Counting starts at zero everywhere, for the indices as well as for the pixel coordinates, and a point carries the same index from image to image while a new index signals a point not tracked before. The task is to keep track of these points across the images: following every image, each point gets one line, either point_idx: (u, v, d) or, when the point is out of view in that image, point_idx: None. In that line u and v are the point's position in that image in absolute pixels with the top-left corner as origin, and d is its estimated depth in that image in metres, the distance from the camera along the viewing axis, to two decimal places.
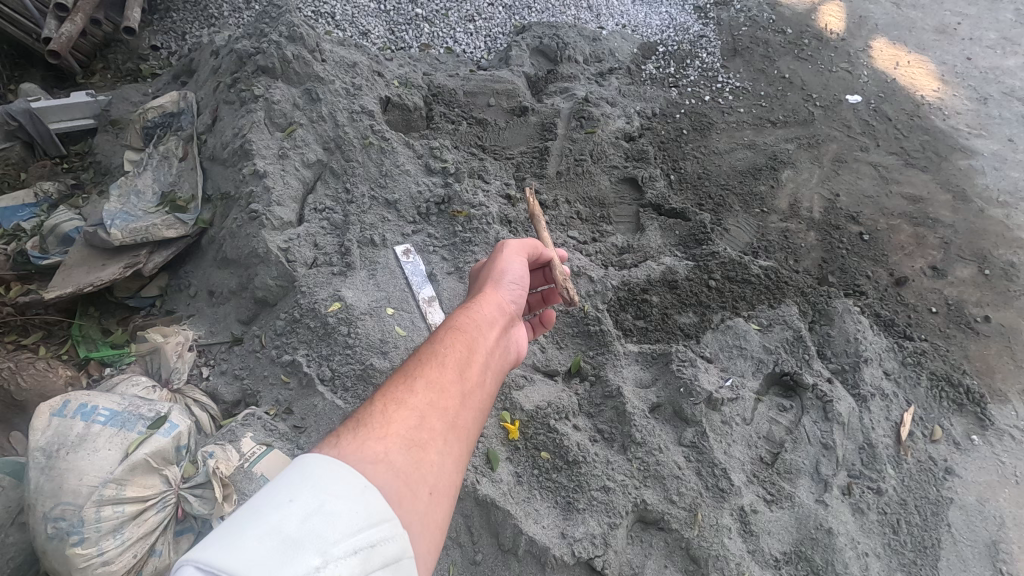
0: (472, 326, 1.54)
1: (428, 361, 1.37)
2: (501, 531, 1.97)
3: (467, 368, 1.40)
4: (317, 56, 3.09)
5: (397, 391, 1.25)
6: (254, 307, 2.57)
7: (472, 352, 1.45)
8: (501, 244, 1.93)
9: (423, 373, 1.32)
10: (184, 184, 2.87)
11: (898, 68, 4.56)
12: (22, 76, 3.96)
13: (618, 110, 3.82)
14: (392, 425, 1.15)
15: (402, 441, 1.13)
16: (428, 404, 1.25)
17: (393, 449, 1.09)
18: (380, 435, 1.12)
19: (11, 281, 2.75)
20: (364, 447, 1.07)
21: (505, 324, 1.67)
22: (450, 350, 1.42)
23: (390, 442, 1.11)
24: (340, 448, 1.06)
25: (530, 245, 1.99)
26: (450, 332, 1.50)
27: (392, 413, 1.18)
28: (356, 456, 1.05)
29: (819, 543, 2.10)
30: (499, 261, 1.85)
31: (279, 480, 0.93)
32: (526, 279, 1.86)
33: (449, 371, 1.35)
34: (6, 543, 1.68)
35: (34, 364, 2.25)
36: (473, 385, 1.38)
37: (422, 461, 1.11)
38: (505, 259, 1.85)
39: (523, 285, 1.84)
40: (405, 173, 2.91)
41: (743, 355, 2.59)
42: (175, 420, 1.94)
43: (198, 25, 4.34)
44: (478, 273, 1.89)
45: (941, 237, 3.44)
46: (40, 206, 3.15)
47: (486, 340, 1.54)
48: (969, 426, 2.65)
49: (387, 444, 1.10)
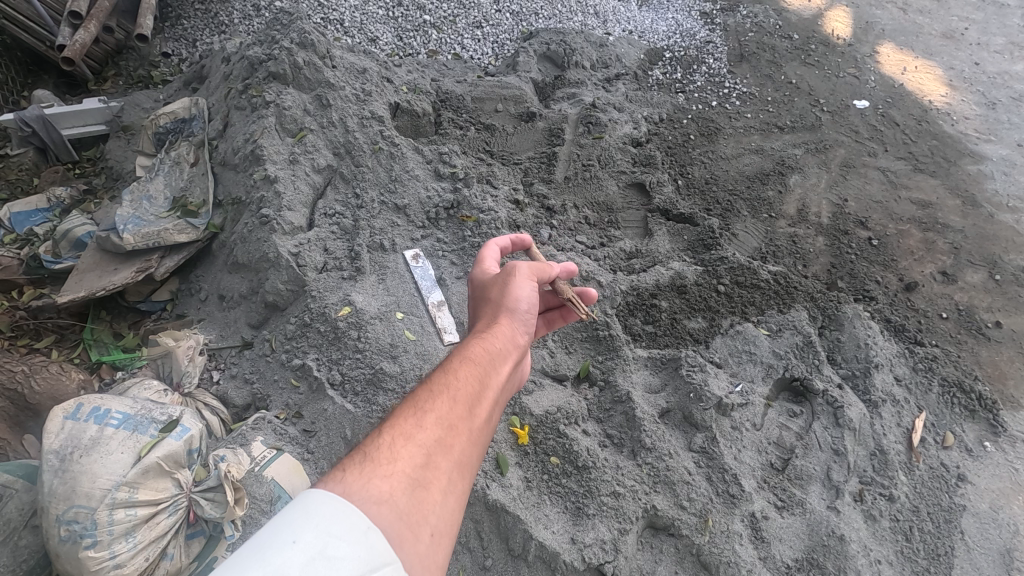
0: (485, 359, 1.54)
1: (439, 392, 1.36)
2: (511, 536, 1.96)
3: (477, 405, 1.39)
4: (327, 62, 3.13)
5: (406, 425, 1.25)
6: (265, 311, 2.59)
7: (482, 387, 1.45)
8: (512, 265, 1.87)
9: (433, 407, 1.32)
10: (195, 189, 2.90)
11: (906, 73, 4.55)
12: (36, 83, 4.01)
13: (625, 115, 3.83)
14: (398, 461, 1.15)
15: (408, 479, 1.13)
16: (435, 441, 1.25)
17: (398, 490, 1.09)
18: (387, 473, 1.11)
19: (24, 286, 2.79)
20: (370, 485, 1.07)
21: (515, 355, 1.66)
22: (461, 382, 1.42)
23: (396, 480, 1.11)
24: (347, 484, 1.06)
25: (542, 265, 1.94)
26: (461, 363, 1.49)
27: (399, 448, 1.19)
28: (361, 494, 1.04)
29: (832, 550, 2.08)
30: (509, 283, 1.82)
31: (279, 520, 0.92)
32: (536, 304, 1.83)
33: (459, 406, 1.35)
34: (18, 546, 1.69)
35: (47, 367, 2.26)
36: (479, 423, 1.37)
37: (425, 502, 1.11)
38: (518, 279, 1.81)
39: (534, 312, 1.82)
40: (414, 178, 2.93)
41: (753, 360, 2.58)
42: (186, 424, 1.95)
43: (209, 32, 4.38)
44: (488, 290, 1.86)
45: (951, 242, 3.42)
46: (53, 210, 3.18)
47: (497, 374, 1.53)
48: (981, 432, 2.63)
49: (392, 483, 1.10)
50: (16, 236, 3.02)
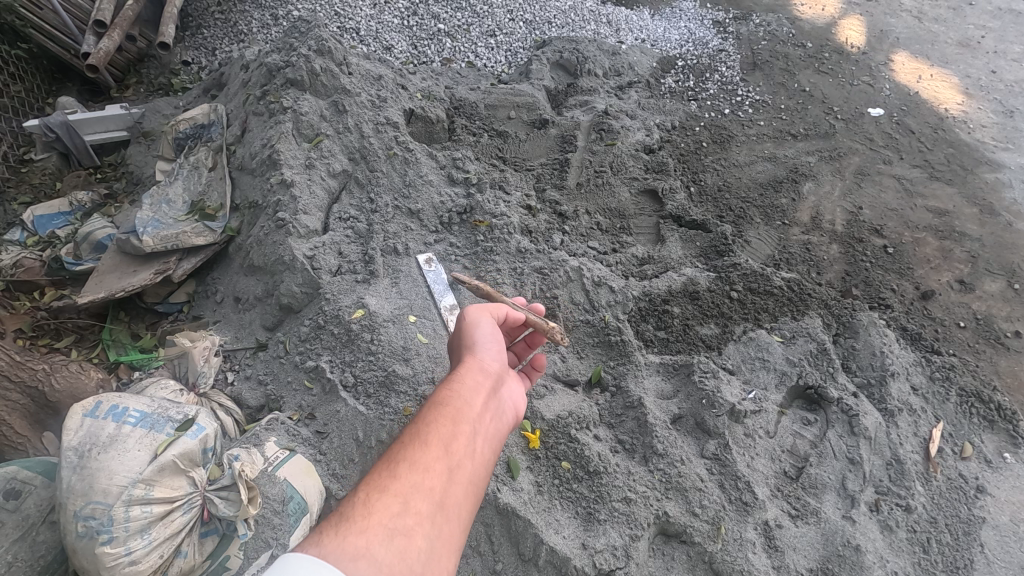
0: (457, 396, 1.44)
1: (411, 439, 1.30)
2: (522, 541, 1.95)
3: (454, 442, 1.32)
4: (343, 69, 3.17)
5: (380, 477, 1.20)
6: (279, 314, 2.61)
7: (459, 423, 1.36)
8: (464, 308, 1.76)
9: (407, 453, 1.26)
10: (213, 192, 2.95)
11: (921, 81, 4.52)
12: (60, 90, 4.11)
13: (637, 123, 3.86)
14: (372, 515, 1.11)
15: (385, 531, 1.09)
16: (412, 488, 1.19)
17: (374, 544, 1.06)
18: (361, 528, 1.08)
19: (46, 287, 2.85)
20: (345, 543, 1.04)
21: (495, 382, 1.55)
22: (435, 423, 1.34)
23: (372, 533, 1.08)
24: (322, 544, 1.03)
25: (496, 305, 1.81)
26: (434, 404, 1.40)
27: (374, 502, 1.14)
28: (337, 553, 1.01)
29: (847, 560, 2.06)
30: (467, 325, 1.69)
31: None
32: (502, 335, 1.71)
33: (434, 447, 1.28)
34: (36, 541, 1.71)
35: (67, 366, 2.29)
36: (461, 460, 1.30)
37: (407, 553, 1.09)
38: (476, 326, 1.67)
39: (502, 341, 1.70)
40: (428, 183, 2.96)
41: (766, 367, 2.57)
42: (202, 423, 1.98)
43: (228, 40, 4.46)
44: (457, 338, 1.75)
45: (968, 251, 3.38)
46: (74, 214, 3.25)
47: (475, 406, 1.43)
48: (1001, 443, 2.59)
49: (367, 540, 1.06)
50: (39, 239, 3.09)
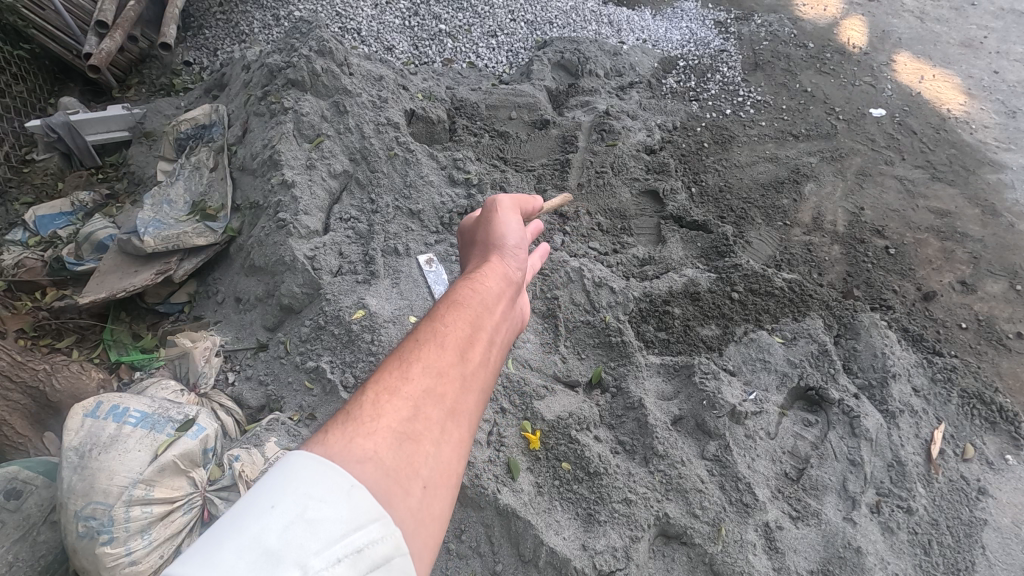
0: (473, 305, 1.31)
1: (424, 340, 1.17)
2: (522, 541, 1.95)
3: (470, 348, 1.20)
4: (345, 70, 3.18)
5: (390, 377, 1.07)
6: (280, 314, 2.61)
7: (475, 329, 1.24)
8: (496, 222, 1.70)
9: (420, 354, 1.13)
10: (214, 193, 2.95)
11: (923, 82, 4.51)
12: (63, 91, 4.12)
13: (638, 123, 3.86)
14: (382, 415, 1.00)
15: (394, 433, 0.98)
16: (423, 392, 1.07)
17: (383, 446, 0.94)
18: (370, 430, 0.96)
19: (47, 287, 2.86)
20: (353, 445, 0.93)
21: (509, 300, 1.42)
22: (450, 328, 1.21)
23: (380, 436, 0.96)
24: (328, 443, 0.93)
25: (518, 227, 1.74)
26: (449, 309, 1.28)
27: (384, 404, 1.02)
28: (343, 454, 0.91)
29: (848, 562, 2.06)
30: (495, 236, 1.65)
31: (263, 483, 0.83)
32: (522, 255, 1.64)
33: (448, 350, 1.16)
34: (37, 541, 1.72)
35: (67, 366, 2.28)
36: (476, 367, 1.18)
37: (418, 455, 0.97)
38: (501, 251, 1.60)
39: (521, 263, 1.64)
40: (429, 183, 2.96)
41: (767, 368, 2.56)
42: (202, 423, 1.98)
43: (230, 41, 4.47)
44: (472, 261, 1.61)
45: (970, 252, 3.37)
46: (76, 214, 3.25)
47: (491, 317, 1.31)
48: (1003, 445, 2.58)
49: (375, 440, 0.95)
50: (40, 239, 3.10)
